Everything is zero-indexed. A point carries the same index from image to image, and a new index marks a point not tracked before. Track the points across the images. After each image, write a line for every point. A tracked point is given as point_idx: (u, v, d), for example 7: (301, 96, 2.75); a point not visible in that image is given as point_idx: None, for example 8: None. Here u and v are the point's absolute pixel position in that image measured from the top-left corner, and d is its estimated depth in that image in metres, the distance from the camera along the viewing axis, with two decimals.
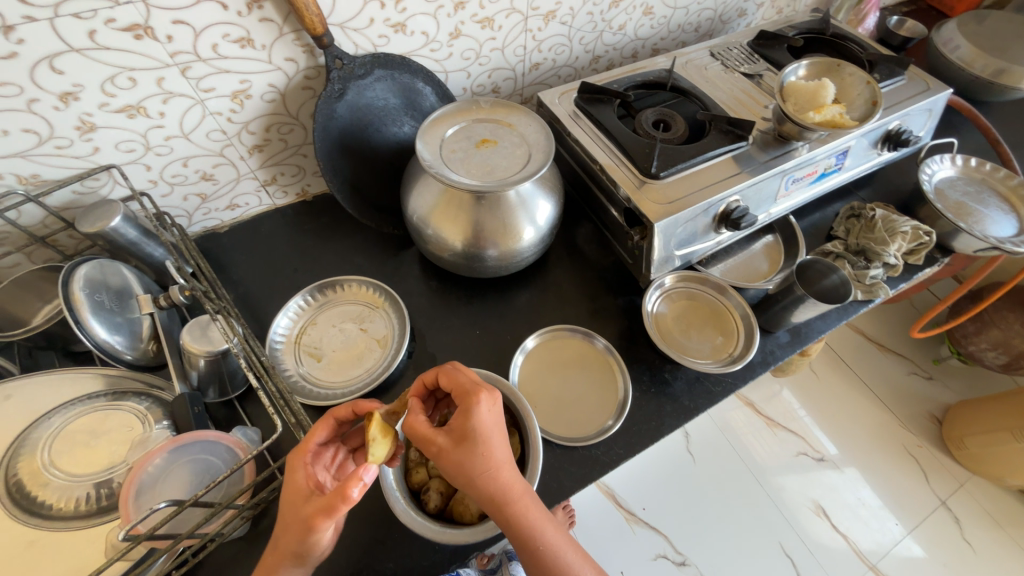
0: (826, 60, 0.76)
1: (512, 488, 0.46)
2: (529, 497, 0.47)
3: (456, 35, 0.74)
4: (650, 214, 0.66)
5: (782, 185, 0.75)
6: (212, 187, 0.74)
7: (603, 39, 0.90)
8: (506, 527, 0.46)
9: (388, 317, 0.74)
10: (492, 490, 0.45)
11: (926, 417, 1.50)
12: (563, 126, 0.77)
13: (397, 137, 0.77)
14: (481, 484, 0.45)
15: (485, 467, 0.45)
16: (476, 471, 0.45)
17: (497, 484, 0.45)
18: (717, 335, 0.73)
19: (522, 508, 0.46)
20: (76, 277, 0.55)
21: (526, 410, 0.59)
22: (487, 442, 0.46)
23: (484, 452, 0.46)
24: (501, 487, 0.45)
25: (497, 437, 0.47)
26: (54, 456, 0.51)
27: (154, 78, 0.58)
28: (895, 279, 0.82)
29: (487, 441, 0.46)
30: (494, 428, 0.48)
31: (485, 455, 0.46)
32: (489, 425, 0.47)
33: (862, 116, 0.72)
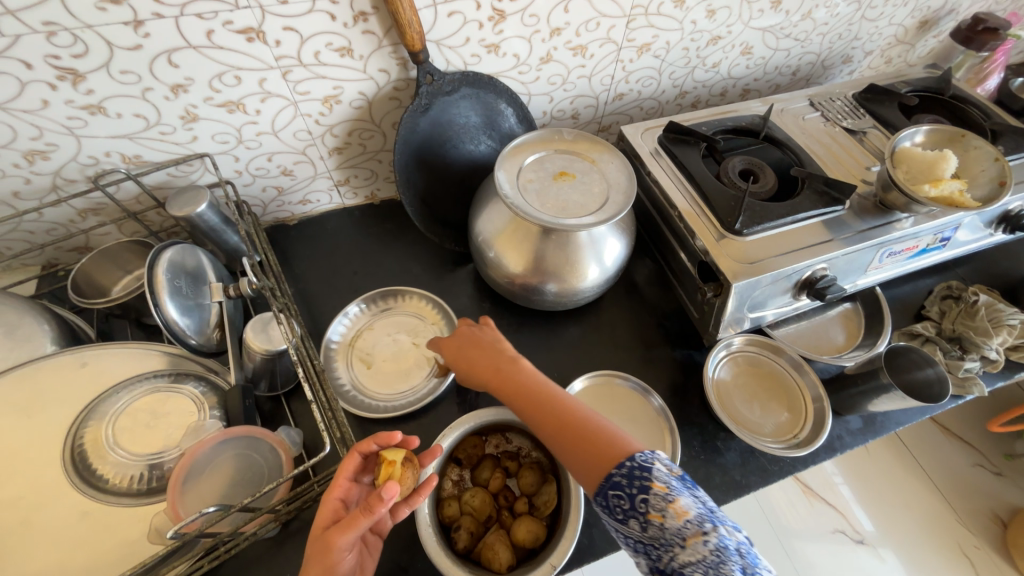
0: (948, 129, 0.68)
1: (496, 359, 0.56)
2: (514, 362, 0.55)
3: (547, 60, 0.73)
4: (727, 271, 0.62)
5: (876, 257, 0.68)
6: (289, 182, 0.76)
7: (694, 75, 0.86)
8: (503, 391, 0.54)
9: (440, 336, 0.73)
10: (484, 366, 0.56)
11: (990, 518, 1.34)
12: (643, 164, 0.74)
13: (472, 154, 0.76)
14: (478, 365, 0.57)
15: (474, 357, 0.58)
16: (470, 360, 0.58)
17: (487, 361, 0.56)
18: (783, 412, 0.67)
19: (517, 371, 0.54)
20: (162, 259, 0.58)
21: None
22: (468, 343, 0.59)
23: (470, 350, 0.59)
24: (489, 361, 0.56)
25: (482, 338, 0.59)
26: (116, 432, 0.53)
27: (257, 78, 0.60)
28: (992, 376, 0.73)
29: (472, 343, 0.59)
30: (481, 332, 0.60)
31: (471, 350, 0.59)
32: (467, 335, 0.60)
33: (986, 196, 0.64)
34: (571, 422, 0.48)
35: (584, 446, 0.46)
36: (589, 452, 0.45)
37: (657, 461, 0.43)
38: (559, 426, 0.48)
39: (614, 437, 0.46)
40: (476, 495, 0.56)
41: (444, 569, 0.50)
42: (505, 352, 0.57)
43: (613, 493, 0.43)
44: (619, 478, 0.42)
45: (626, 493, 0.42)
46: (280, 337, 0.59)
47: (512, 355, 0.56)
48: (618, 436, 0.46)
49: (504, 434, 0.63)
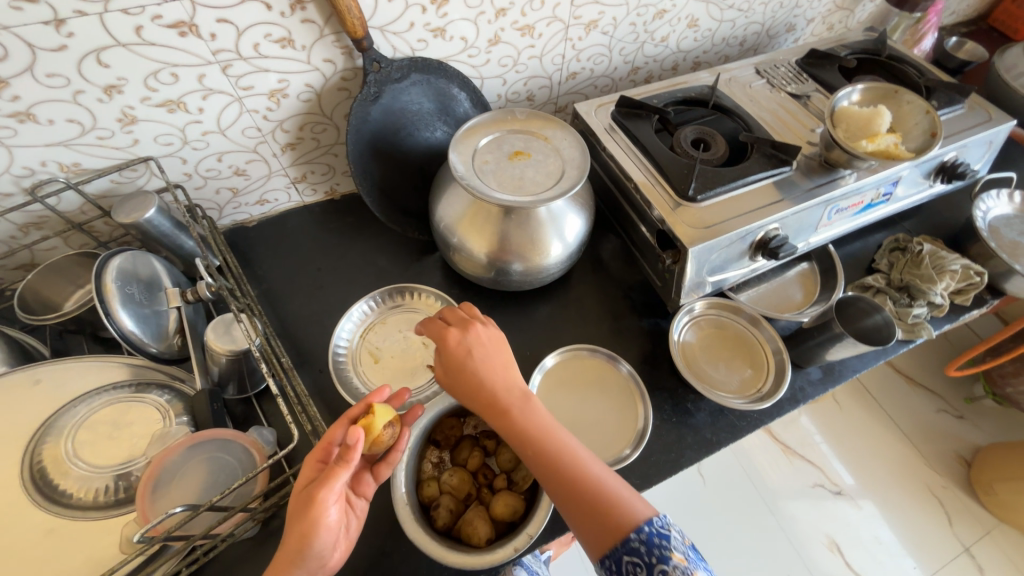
0: (882, 85, 0.72)
1: (506, 397, 0.51)
2: (526, 404, 0.51)
3: (496, 42, 0.73)
4: (684, 237, 0.63)
5: (825, 215, 0.71)
6: (244, 182, 0.74)
7: (644, 50, 0.88)
8: (513, 433, 0.51)
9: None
10: (492, 400, 0.52)
11: (954, 458, 1.43)
12: (598, 141, 0.75)
13: (428, 142, 0.76)
14: (485, 396, 0.52)
15: (474, 380, 0.52)
16: (471, 387, 0.52)
17: (494, 395, 0.52)
18: (746, 368, 0.70)
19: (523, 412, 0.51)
20: (110, 267, 0.56)
21: None
22: (469, 361, 0.53)
23: (471, 370, 0.52)
24: (498, 397, 0.51)
25: (484, 357, 0.53)
26: (76, 446, 0.52)
27: (195, 74, 0.59)
28: (939, 320, 0.77)
29: (471, 361, 0.53)
30: (484, 349, 0.54)
31: (471, 373, 0.52)
32: (471, 353, 0.53)
33: (919, 148, 0.68)
34: (587, 482, 0.47)
35: (595, 515, 0.46)
36: (598, 521, 0.45)
37: (671, 528, 0.44)
38: (562, 483, 0.48)
39: (627, 504, 0.46)
40: (454, 474, 0.58)
41: (424, 547, 0.51)
42: (515, 387, 0.52)
43: (627, 559, 0.44)
44: (636, 547, 0.43)
45: (643, 561, 0.43)
46: (243, 337, 0.58)
47: (523, 396, 0.52)
48: (625, 505, 0.46)
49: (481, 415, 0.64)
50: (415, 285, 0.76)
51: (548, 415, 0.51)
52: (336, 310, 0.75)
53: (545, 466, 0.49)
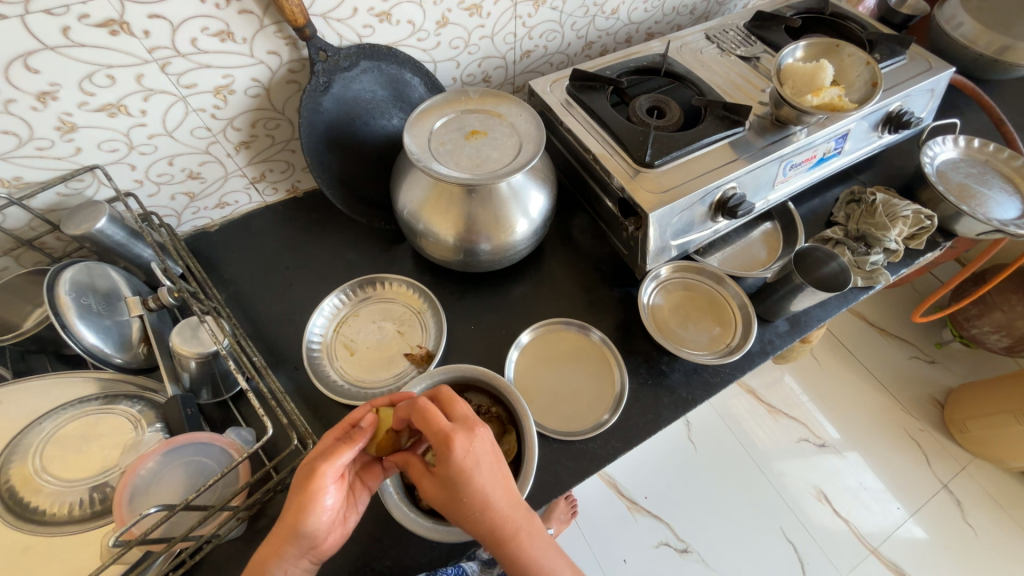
0: (824, 40, 0.74)
1: (507, 524, 0.45)
2: (526, 530, 0.46)
3: (444, 24, 0.72)
4: (644, 204, 0.64)
5: (780, 171, 0.73)
6: (199, 185, 0.73)
7: (595, 24, 0.88)
8: (508, 565, 0.46)
9: (425, 324, 0.73)
10: (490, 526, 0.45)
11: (928, 401, 1.49)
12: (555, 116, 0.75)
13: (386, 130, 0.75)
14: (483, 522, 0.45)
15: (474, 502, 0.44)
16: (469, 509, 0.44)
17: (492, 522, 0.45)
18: (715, 325, 0.73)
19: (518, 542, 0.45)
20: (63, 280, 0.55)
21: (522, 408, 0.58)
22: (473, 478, 0.44)
23: (471, 491, 0.44)
24: (496, 524, 0.45)
25: (486, 475, 0.45)
26: (46, 462, 0.51)
27: (133, 75, 0.57)
28: (896, 265, 0.80)
29: (472, 480, 0.44)
30: (487, 464, 0.45)
31: (473, 496, 0.44)
32: (473, 467, 0.44)
33: (862, 98, 0.70)
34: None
35: None
36: None
37: None
38: None
39: None
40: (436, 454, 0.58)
41: (411, 525, 0.51)
42: (512, 513, 0.46)
43: None
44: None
45: None
46: (210, 338, 0.57)
47: (520, 523, 0.46)
48: None
49: (464, 395, 0.63)
50: (385, 274, 0.76)
51: (547, 544, 0.47)
52: (307, 307, 0.75)
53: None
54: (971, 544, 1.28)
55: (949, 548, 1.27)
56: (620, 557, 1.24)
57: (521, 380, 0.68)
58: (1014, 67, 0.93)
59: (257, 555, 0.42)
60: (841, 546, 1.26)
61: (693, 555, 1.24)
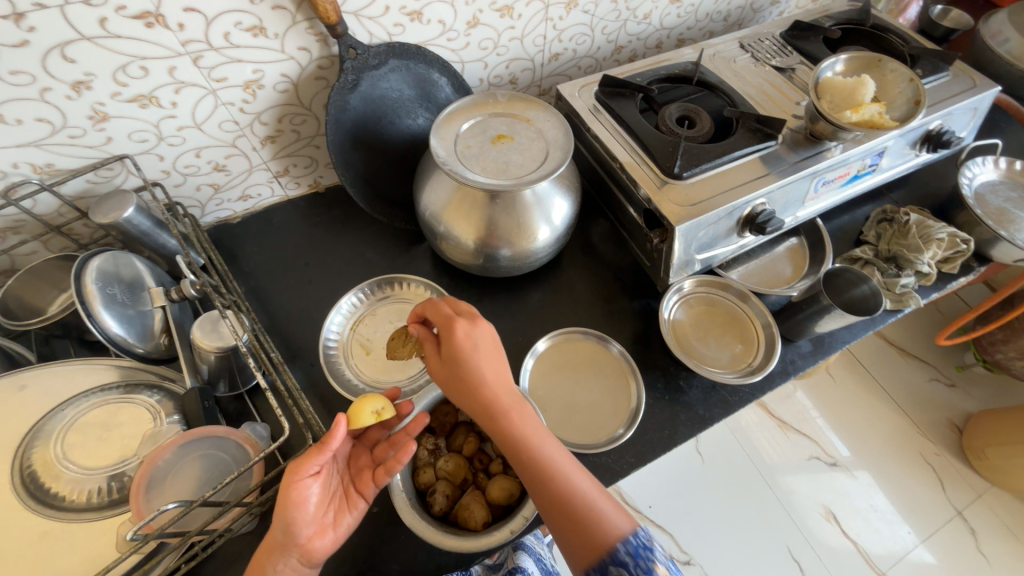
0: (866, 54, 0.72)
1: (502, 399, 0.49)
2: (520, 411, 0.49)
3: (474, 24, 0.71)
4: (670, 216, 0.63)
5: (812, 187, 0.71)
6: (224, 178, 0.73)
7: (626, 28, 0.86)
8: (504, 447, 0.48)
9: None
10: (485, 401, 0.49)
11: (946, 425, 1.45)
12: (583, 122, 0.74)
13: (411, 129, 0.75)
14: (479, 398, 0.49)
15: (469, 379, 0.50)
16: (467, 386, 0.50)
17: (487, 398, 0.49)
18: (737, 343, 0.71)
19: (514, 418, 0.49)
20: (89, 269, 0.56)
21: None
22: (469, 356, 0.50)
23: (469, 366, 0.50)
24: (490, 401, 0.49)
25: (485, 356, 0.51)
26: (66, 449, 0.52)
27: (166, 67, 0.57)
28: (927, 289, 0.78)
29: (473, 358, 0.50)
30: (487, 348, 0.52)
31: (469, 370, 0.50)
32: (473, 347, 0.51)
33: (903, 116, 0.68)
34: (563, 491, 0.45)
35: (571, 524, 0.44)
36: (573, 533, 0.44)
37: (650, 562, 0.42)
38: (543, 488, 0.46)
39: (602, 519, 0.44)
40: (449, 460, 0.58)
41: (422, 530, 0.51)
42: (509, 391, 0.50)
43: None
44: (624, 559, 0.42)
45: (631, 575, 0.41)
46: (230, 333, 0.57)
47: (516, 406, 0.49)
48: (600, 520, 0.44)
49: None
50: (401, 274, 0.76)
51: (543, 432, 0.49)
52: (325, 303, 0.75)
53: (526, 474, 0.47)
54: None
55: None
56: None
57: (537, 389, 0.68)
58: None
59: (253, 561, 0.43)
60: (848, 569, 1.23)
61: (696, 568, 1.22)
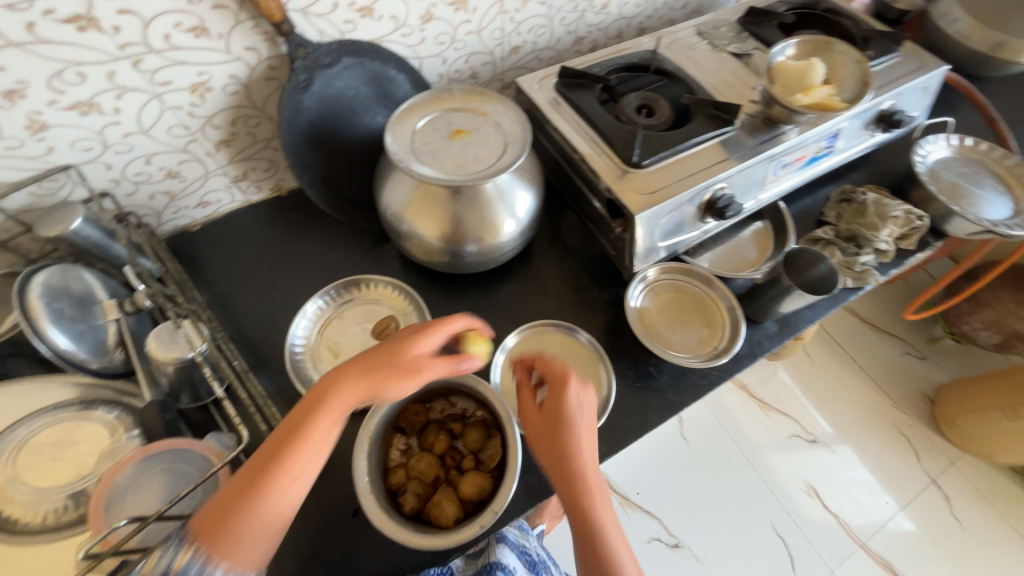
0: (815, 38, 0.74)
1: (587, 474, 0.49)
2: (600, 493, 0.49)
3: (429, 19, 0.71)
4: (631, 205, 0.64)
5: (771, 171, 0.72)
6: (179, 185, 0.71)
7: (585, 18, 0.86)
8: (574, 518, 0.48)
9: (410, 325, 0.72)
10: (566, 468, 0.50)
11: (918, 396, 1.50)
12: (543, 114, 0.74)
13: (370, 128, 0.74)
14: (561, 463, 0.50)
15: (566, 443, 0.51)
16: (562, 448, 0.50)
17: (576, 468, 0.49)
18: (703, 327, 0.72)
19: (589, 486, 0.49)
20: (33, 284, 0.54)
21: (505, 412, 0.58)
22: (574, 421, 0.51)
23: (568, 429, 0.51)
24: (579, 476, 0.49)
25: (583, 426, 0.51)
26: (19, 472, 0.51)
27: (104, 72, 0.55)
28: (886, 266, 0.80)
29: (573, 422, 0.51)
30: (588, 417, 0.52)
31: (568, 432, 0.51)
32: (577, 412, 0.52)
33: (852, 97, 0.70)
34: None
35: None
36: None
37: None
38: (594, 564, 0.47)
39: None
40: (421, 460, 0.58)
41: (391, 531, 0.51)
42: (586, 464, 0.50)
43: None
44: None
45: None
46: (186, 342, 0.56)
47: (600, 487, 0.49)
48: None
49: (448, 399, 0.64)
50: (365, 275, 0.75)
51: (615, 521, 0.48)
52: (291, 308, 0.74)
53: (587, 548, 0.47)
54: (959, 538, 1.29)
55: (937, 542, 1.28)
56: None
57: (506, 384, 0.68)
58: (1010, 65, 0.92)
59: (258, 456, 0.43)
60: (829, 541, 1.27)
61: (684, 550, 1.24)
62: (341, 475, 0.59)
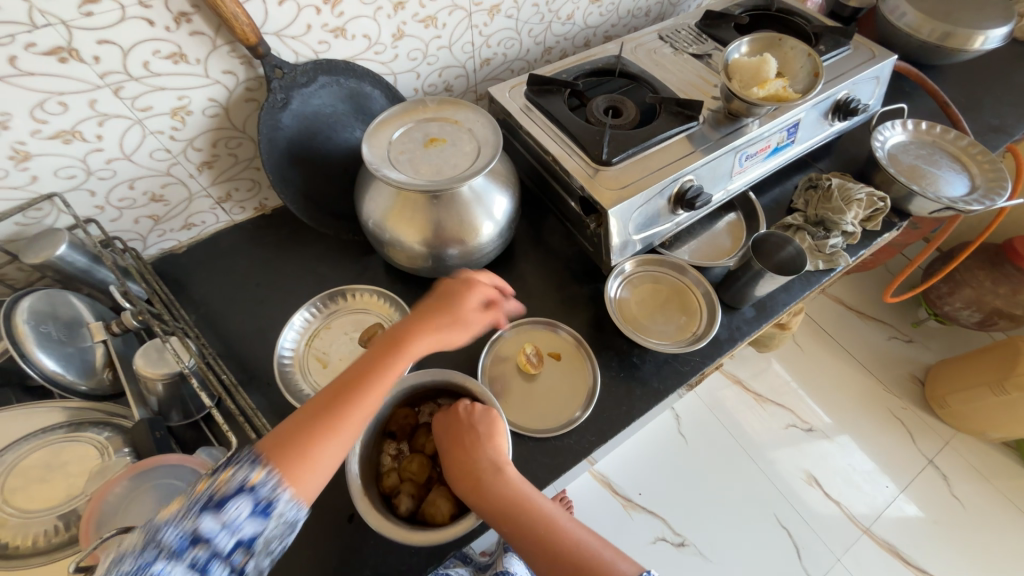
0: (768, 34, 0.77)
1: (483, 466, 0.54)
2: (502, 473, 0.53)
3: (400, 36, 0.74)
4: (603, 200, 0.66)
5: (736, 162, 0.75)
6: (163, 208, 0.73)
7: (552, 30, 0.90)
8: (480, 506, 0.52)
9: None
10: (463, 468, 0.54)
11: (907, 378, 1.52)
12: (516, 121, 0.77)
13: (349, 142, 0.76)
14: (456, 464, 0.55)
15: (463, 447, 0.55)
16: (454, 460, 0.55)
17: (472, 464, 0.54)
18: (681, 315, 0.74)
19: (488, 477, 0.53)
20: (20, 310, 0.55)
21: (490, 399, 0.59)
22: (458, 433, 0.56)
23: (457, 444, 0.56)
24: (472, 469, 0.54)
25: (471, 429, 0.56)
26: (9, 495, 0.51)
27: (86, 101, 0.57)
28: (855, 247, 0.83)
29: (462, 430, 0.56)
30: (475, 423, 0.57)
31: (457, 448, 0.55)
32: (465, 418, 0.57)
33: (806, 88, 0.74)
34: (537, 540, 0.50)
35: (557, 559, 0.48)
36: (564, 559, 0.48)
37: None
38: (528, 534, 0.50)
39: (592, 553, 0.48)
40: (413, 460, 0.59)
41: (387, 531, 0.51)
42: (485, 459, 0.54)
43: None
44: None
45: None
46: (174, 358, 0.56)
47: (494, 468, 0.53)
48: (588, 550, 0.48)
49: (436, 401, 0.64)
50: (350, 285, 0.77)
51: (517, 490, 0.52)
52: (279, 322, 0.75)
53: (500, 520, 0.51)
54: (959, 516, 1.30)
55: (938, 522, 1.29)
56: None
57: (494, 381, 0.69)
58: (957, 53, 0.97)
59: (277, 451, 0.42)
60: (832, 528, 1.27)
61: (690, 548, 1.24)
62: (333, 482, 0.60)
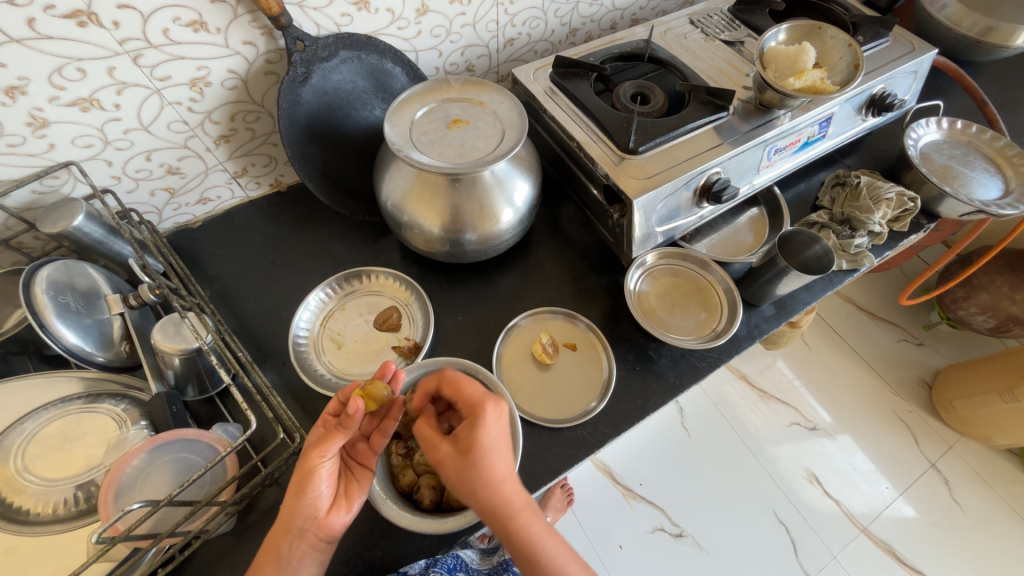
0: (807, 22, 0.75)
1: (515, 503, 0.47)
2: (529, 514, 0.47)
3: (424, 12, 0.71)
4: (628, 190, 0.64)
5: (765, 155, 0.73)
6: (180, 181, 0.72)
7: (579, 10, 0.87)
8: (502, 537, 0.47)
9: (412, 315, 0.73)
10: (489, 500, 0.46)
11: (916, 382, 1.51)
12: (540, 104, 0.75)
13: (368, 121, 0.75)
14: (481, 495, 0.46)
15: (489, 476, 0.46)
16: (485, 482, 0.46)
17: (502, 498, 0.46)
18: (701, 311, 0.73)
19: (521, 524, 0.46)
20: (38, 279, 0.54)
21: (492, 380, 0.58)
22: (490, 450, 0.46)
23: (488, 462, 0.46)
24: (504, 501, 0.46)
25: (503, 452, 0.47)
26: (28, 462, 0.51)
27: (105, 68, 0.56)
28: (880, 248, 0.81)
29: (489, 454, 0.46)
30: (503, 443, 0.48)
31: (488, 466, 0.46)
32: (493, 440, 0.47)
33: (844, 80, 0.71)
34: None
35: None
36: None
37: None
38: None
39: None
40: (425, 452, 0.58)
41: (410, 524, 0.51)
42: (520, 494, 0.47)
43: None
44: None
45: None
46: (192, 334, 0.56)
47: (529, 506, 0.47)
48: None
49: None
50: (363, 267, 0.76)
51: (547, 531, 0.48)
52: (293, 301, 0.74)
53: (517, 556, 0.47)
54: (959, 521, 1.30)
55: (937, 526, 1.29)
56: (617, 544, 1.25)
57: (508, 372, 0.68)
58: (999, 49, 0.93)
59: (267, 542, 0.45)
60: (831, 526, 1.28)
61: (688, 539, 1.25)
62: None
